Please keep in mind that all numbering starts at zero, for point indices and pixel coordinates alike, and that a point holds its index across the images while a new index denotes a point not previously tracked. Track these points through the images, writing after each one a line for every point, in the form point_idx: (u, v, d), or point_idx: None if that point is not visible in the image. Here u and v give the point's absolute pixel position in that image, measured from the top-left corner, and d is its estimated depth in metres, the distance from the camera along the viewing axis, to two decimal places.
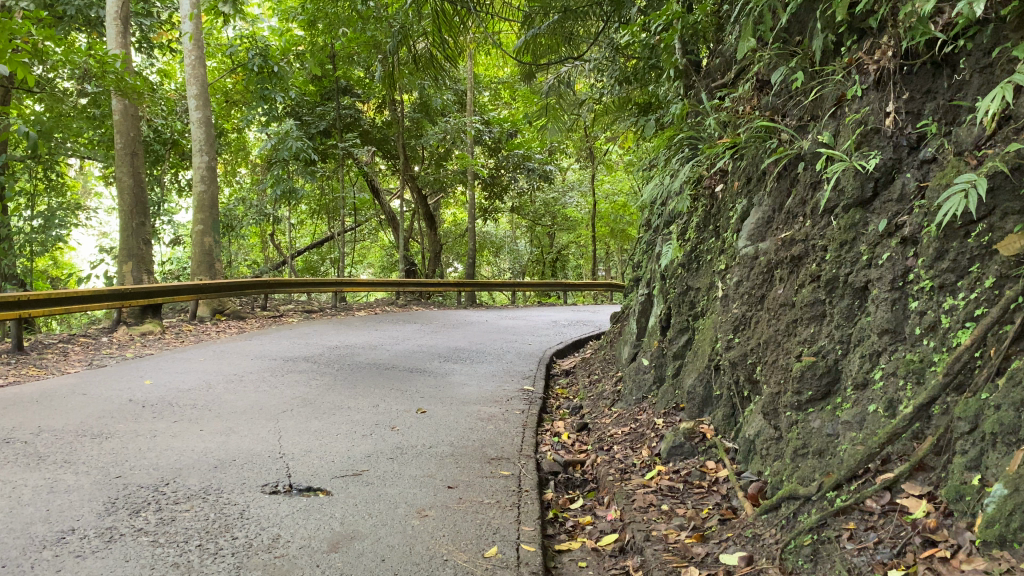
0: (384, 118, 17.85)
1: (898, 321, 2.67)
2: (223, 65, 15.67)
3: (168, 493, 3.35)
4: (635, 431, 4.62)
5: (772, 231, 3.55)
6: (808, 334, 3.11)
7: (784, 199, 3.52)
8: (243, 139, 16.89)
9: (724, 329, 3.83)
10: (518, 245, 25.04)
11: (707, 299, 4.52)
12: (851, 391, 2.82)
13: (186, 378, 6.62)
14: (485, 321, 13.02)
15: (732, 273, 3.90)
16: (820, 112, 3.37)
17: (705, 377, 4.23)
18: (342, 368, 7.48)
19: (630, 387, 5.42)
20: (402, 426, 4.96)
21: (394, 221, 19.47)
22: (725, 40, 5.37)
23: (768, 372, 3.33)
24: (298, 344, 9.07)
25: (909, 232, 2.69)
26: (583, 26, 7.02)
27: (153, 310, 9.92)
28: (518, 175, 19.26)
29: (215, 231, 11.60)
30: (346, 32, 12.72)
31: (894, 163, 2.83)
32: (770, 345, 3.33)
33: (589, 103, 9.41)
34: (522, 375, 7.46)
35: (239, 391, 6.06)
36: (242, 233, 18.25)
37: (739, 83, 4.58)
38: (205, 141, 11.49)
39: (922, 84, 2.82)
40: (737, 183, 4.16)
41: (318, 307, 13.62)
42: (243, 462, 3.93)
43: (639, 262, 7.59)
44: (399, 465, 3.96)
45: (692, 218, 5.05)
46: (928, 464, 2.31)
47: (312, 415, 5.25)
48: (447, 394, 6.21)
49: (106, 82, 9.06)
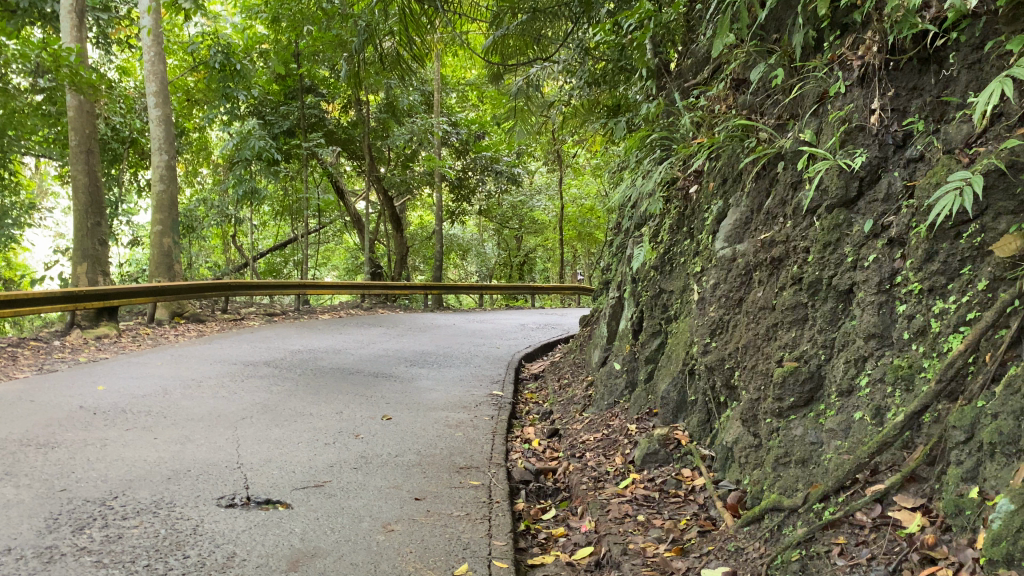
0: (349, 119, 17.58)
1: (885, 325, 2.58)
2: (184, 62, 15.31)
3: (116, 508, 3.14)
4: (608, 437, 4.49)
5: (750, 232, 3.45)
6: (789, 339, 3.00)
7: (762, 199, 3.41)
8: (205, 139, 16.51)
9: (701, 332, 3.71)
10: (485, 248, 24.90)
11: (681, 302, 4.41)
12: (836, 398, 2.72)
13: (141, 384, 6.36)
14: (452, 324, 12.83)
15: (708, 276, 3.79)
16: (801, 110, 3.27)
17: (680, 382, 4.12)
18: (304, 372, 7.26)
19: (602, 392, 5.30)
20: (366, 433, 4.79)
21: (359, 223, 19.18)
22: (699, 40, 5.29)
23: (747, 378, 3.21)
24: (259, 349, 8.82)
25: (896, 233, 2.60)
26: (553, 27, 6.90)
27: (109, 313, 9.57)
28: (485, 177, 19.10)
29: (174, 231, 11.26)
30: (310, 30, 12.47)
31: (879, 161, 2.74)
32: (749, 350, 3.22)
33: (557, 104, 9.29)
34: (490, 380, 7.31)
35: (197, 397, 5.83)
36: (202, 234, 17.86)
37: (714, 82, 4.48)
38: (164, 139, 11.16)
39: (908, 80, 2.74)
40: (713, 183, 4.06)
41: (280, 310, 13.32)
42: (198, 473, 3.73)
43: (609, 265, 7.48)
44: (363, 476, 3.79)
45: (665, 220, 4.95)
46: (920, 475, 2.22)
47: (272, 422, 5.05)
48: (414, 400, 6.04)
49: (60, 77, 8.71)
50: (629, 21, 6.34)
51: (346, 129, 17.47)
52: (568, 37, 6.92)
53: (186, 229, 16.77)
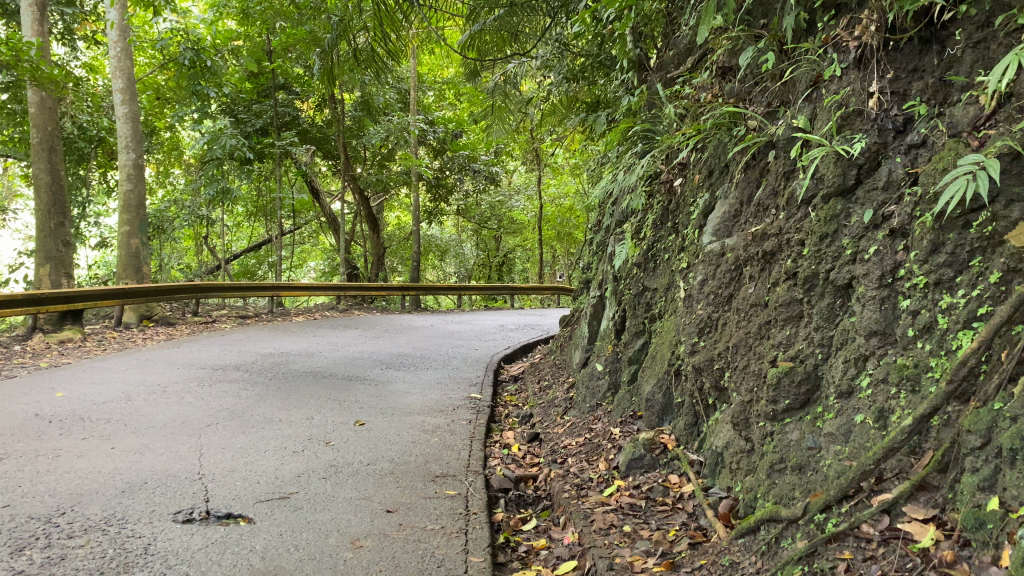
0: (324, 117, 17.29)
1: (888, 322, 2.41)
2: (154, 60, 14.93)
3: (62, 526, 2.91)
4: (591, 441, 4.31)
5: (739, 225, 3.27)
6: (783, 337, 2.82)
7: (753, 190, 3.24)
8: (176, 139, 16.13)
9: (688, 331, 3.53)
10: (464, 248, 24.66)
11: (666, 300, 4.24)
12: (834, 400, 2.56)
13: (104, 390, 6.09)
14: (429, 325, 12.59)
15: (695, 272, 3.61)
16: (793, 96, 3.10)
17: (665, 383, 3.94)
18: (276, 376, 7.02)
19: (584, 394, 5.12)
20: (338, 440, 4.57)
21: (335, 224, 18.84)
22: (682, 29, 5.12)
23: (738, 379, 3.04)
24: (230, 352, 8.55)
25: (899, 223, 2.42)
26: (530, 21, 6.71)
27: (74, 316, 9.24)
28: (463, 177, 18.86)
29: (142, 232, 10.93)
30: (283, 24, 12.17)
31: (879, 147, 2.56)
32: (741, 350, 3.04)
33: (536, 101, 9.11)
34: (469, 382, 7.10)
35: (161, 404, 5.57)
36: (174, 236, 17.46)
37: (699, 70, 4.32)
38: (132, 137, 10.84)
39: (909, 61, 2.57)
40: (699, 176, 3.89)
41: (254, 313, 13.01)
42: (155, 486, 3.49)
43: (589, 264, 7.30)
44: (333, 486, 3.57)
45: (648, 215, 4.78)
46: (931, 484, 2.05)
47: (239, 429, 4.81)
48: (389, 404, 5.82)
49: (19, 71, 8.40)
50: (609, 12, 6.16)
51: (321, 128, 17.16)
52: (546, 31, 6.74)
53: (156, 230, 16.36)
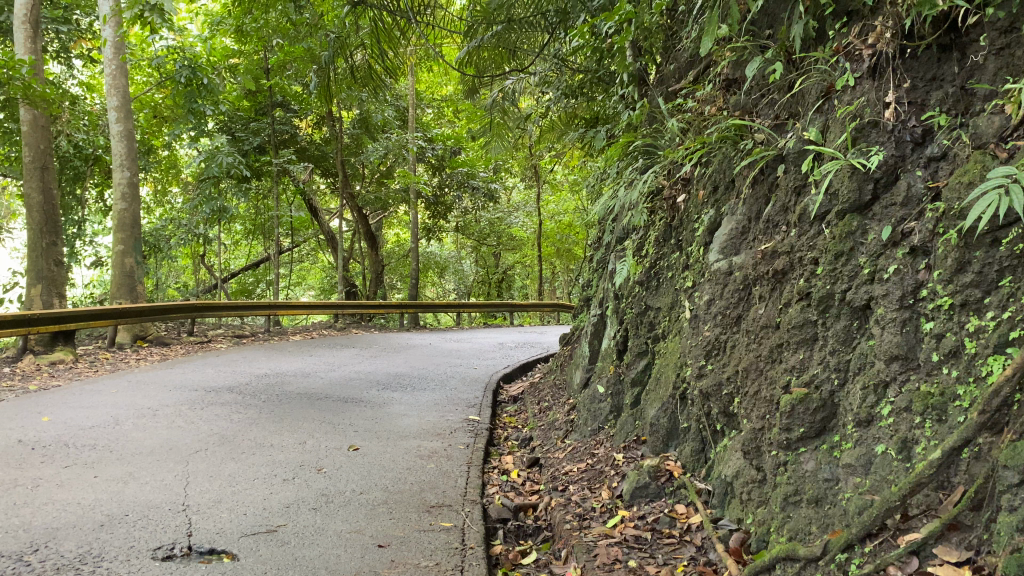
0: (322, 135, 17.19)
1: (910, 345, 2.26)
2: (151, 78, 14.86)
3: (33, 565, 2.74)
4: (593, 468, 4.14)
5: (747, 243, 3.12)
6: (795, 362, 2.67)
7: (761, 206, 3.09)
8: (174, 157, 16.03)
9: (694, 354, 3.37)
10: (463, 265, 24.51)
11: (670, 320, 4.09)
12: (852, 429, 2.40)
13: (92, 413, 5.92)
14: (428, 344, 12.41)
15: (700, 291, 3.46)
16: (803, 108, 2.96)
17: (670, 407, 3.79)
18: (270, 398, 6.85)
19: (585, 417, 4.96)
20: (330, 467, 4.41)
21: (333, 242, 18.67)
22: (683, 42, 5.00)
23: (749, 406, 2.89)
24: (224, 373, 8.38)
25: (919, 240, 2.27)
26: (528, 37, 6.62)
27: (65, 338, 9.07)
28: (462, 194, 18.75)
29: (137, 251, 10.79)
30: (279, 41, 12.09)
31: (896, 160, 2.42)
32: (750, 374, 2.89)
33: (534, 117, 9.00)
34: (466, 403, 6.93)
35: (149, 428, 5.41)
36: (171, 254, 17.31)
37: (702, 83, 4.18)
38: (126, 155, 10.73)
39: (927, 70, 2.43)
40: (704, 192, 3.75)
41: (250, 332, 12.84)
42: (136, 519, 3.33)
43: (589, 281, 7.15)
44: (323, 518, 3.41)
45: (650, 233, 4.64)
46: (964, 523, 1.89)
47: (228, 455, 4.65)
48: (384, 427, 5.66)
49: (11, 89, 8.29)
50: (609, 25, 6.04)
51: (319, 145, 17.04)
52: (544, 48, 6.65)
53: (152, 248, 16.20)
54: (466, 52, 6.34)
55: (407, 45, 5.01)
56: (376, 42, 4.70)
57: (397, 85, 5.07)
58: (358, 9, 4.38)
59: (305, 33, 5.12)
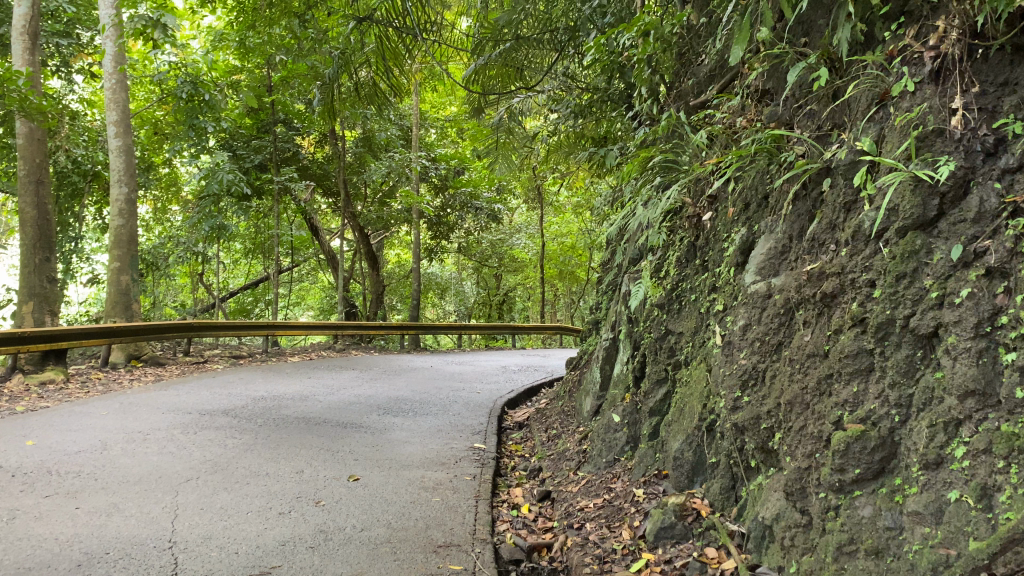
0: (324, 154, 17.01)
1: (988, 380, 1.98)
2: (152, 95, 14.69)
3: None
4: (610, 503, 3.87)
5: (789, 264, 2.88)
6: (849, 395, 2.41)
7: (805, 224, 2.85)
8: (174, 175, 15.82)
9: (727, 383, 3.11)
10: (464, 287, 24.25)
11: (693, 347, 3.84)
12: (919, 471, 2.13)
13: (79, 437, 5.64)
14: (429, 366, 12.12)
15: (733, 316, 3.20)
16: (852, 117, 2.71)
17: (695, 440, 3.52)
18: (266, 423, 6.57)
19: (598, 448, 4.69)
20: (328, 499, 4.13)
21: (333, 261, 18.40)
22: (706, 55, 4.79)
23: (793, 442, 2.62)
24: (220, 395, 8.11)
25: (996, 261, 2.01)
26: (536, 54, 6.44)
27: (56, 356, 8.78)
28: (465, 214, 18.52)
29: (133, 269, 10.52)
30: (283, 58, 11.93)
31: (966, 171, 2.16)
32: (795, 407, 2.63)
33: (541, 135, 8.79)
34: (471, 430, 6.66)
35: (138, 454, 5.13)
36: (169, 272, 17.05)
37: (729, 96, 3.96)
38: (125, 170, 10.48)
39: (997, 73, 2.18)
40: (735, 210, 3.51)
41: (247, 352, 12.54)
42: (117, 558, 3.05)
43: (599, 304, 6.90)
44: (321, 559, 3.14)
45: (670, 253, 4.41)
46: None
47: (221, 485, 4.37)
48: (385, 455, 5.37)
49: (7, 101, 8.02)
50: (625, 39, 5.82)
51: (321, 164, 16.86)
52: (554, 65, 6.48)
53: (149, 266, 15.94)
54: (472, 70, 6.11)
55: (415, 56, 4.79)
56: (382, 54, 4.48)
57: (404, 99, 4.84)
58: (365, 19, 4.17)
59: (308, 47, 4.94)
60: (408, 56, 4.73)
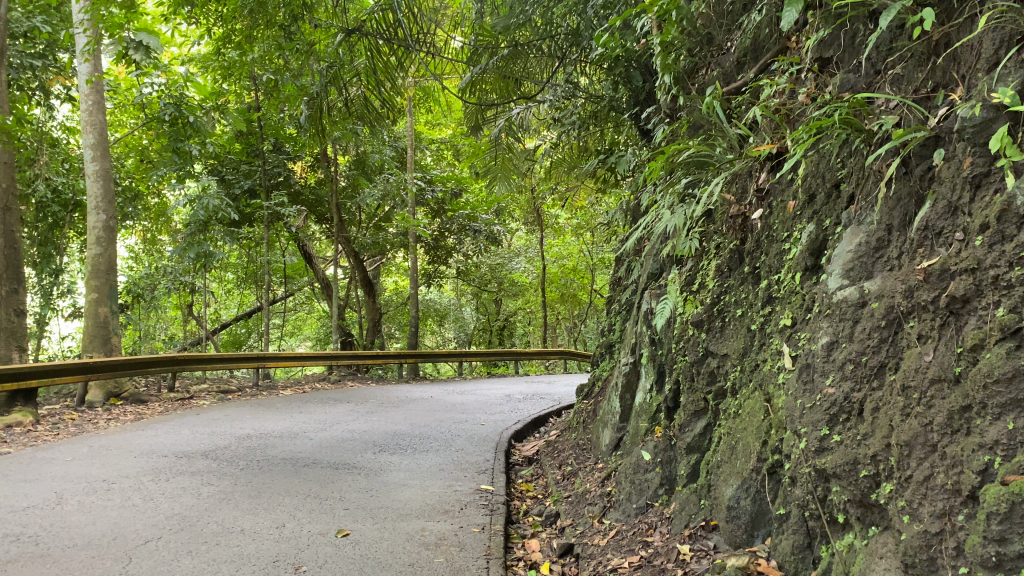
0: (316, 178, 16.33)
1: None
2: (139, 120, 14.07)
3: None
4: (648, 563, 3.19)
5: (890, 262, 2.26)
6: (1000, 434, 1.74)
7: (911, 209, 2.21)
8: (163, 204, 15.13)
9: (806, 418, 2.45)
10: (464, 312, 23.50)
11: (743, 371, 3.20)
12: None
13: (31, 490, 4.94)
14: (430, 397, 11.39)
15: (809, 332, 2.56)
16: (971, 68, 2.09)
17: (755, 486, 2.86)
18: (250, 466, 5.91)
19: (625, 491, 4.01)
20: (311, 565, 3.44)
21: (328, 290, 17.66)
22: (737, 42, 4.21)
23: (914, 498, 1.95)
24: (202, 434, 7.43)
25: None
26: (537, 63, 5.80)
27: (25, 398, 8.07)
28: (463, 237, 17.77)
29: (112, 300, 9.81)
30: (270, 76, 11.24)
31: None
32: (915, 450, 1.97)
33: (542, 150, 8.16)
34: (477, 469, 5.97)
35: (96, 509, 4.45)
36: (157, 304, 16.27)
37: (776, 75, 3.36)
38: (102, 196, 9.75)
39: None
40: (801, 202, 2.89)
41: (237, 387, 11.79)
42: None
43: (613, 325, 6.24)
44: None
45: (706, 261, 3.79)
46: None
47: (184, 547, 3.69)
48: (380, 504, 4.68)
49: None
50: (643, 27, 5.13)
51: (313, 189, 16.17)
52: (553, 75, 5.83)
53: (134, 298, 15.16)
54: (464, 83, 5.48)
55: (408, 68, 4.18)
56: (372, 69, 3.87)
57: (399, 117, 4.20)
58: (353, 31, 3.61)
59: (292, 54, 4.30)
60: (402, 67, 4.10)
